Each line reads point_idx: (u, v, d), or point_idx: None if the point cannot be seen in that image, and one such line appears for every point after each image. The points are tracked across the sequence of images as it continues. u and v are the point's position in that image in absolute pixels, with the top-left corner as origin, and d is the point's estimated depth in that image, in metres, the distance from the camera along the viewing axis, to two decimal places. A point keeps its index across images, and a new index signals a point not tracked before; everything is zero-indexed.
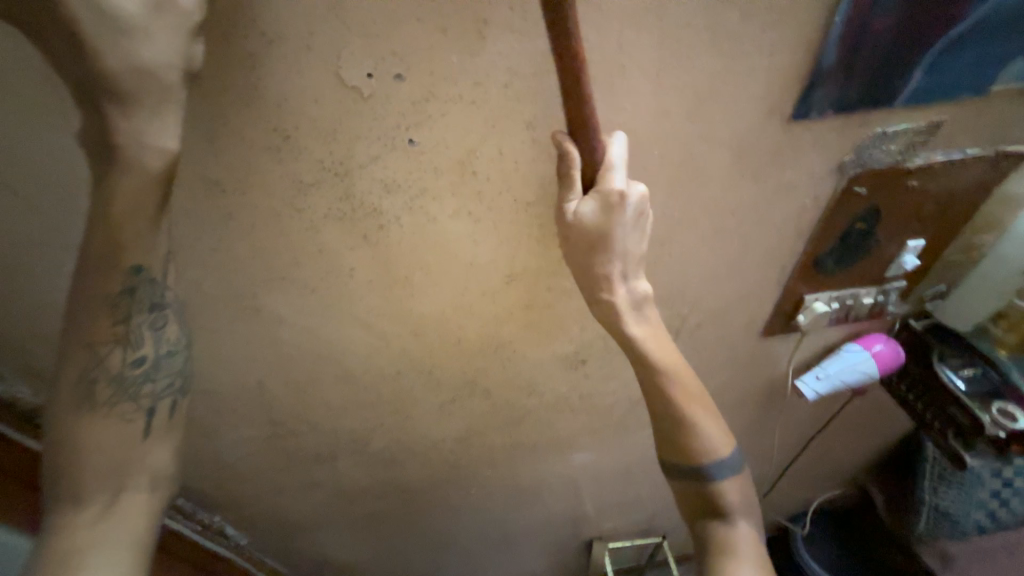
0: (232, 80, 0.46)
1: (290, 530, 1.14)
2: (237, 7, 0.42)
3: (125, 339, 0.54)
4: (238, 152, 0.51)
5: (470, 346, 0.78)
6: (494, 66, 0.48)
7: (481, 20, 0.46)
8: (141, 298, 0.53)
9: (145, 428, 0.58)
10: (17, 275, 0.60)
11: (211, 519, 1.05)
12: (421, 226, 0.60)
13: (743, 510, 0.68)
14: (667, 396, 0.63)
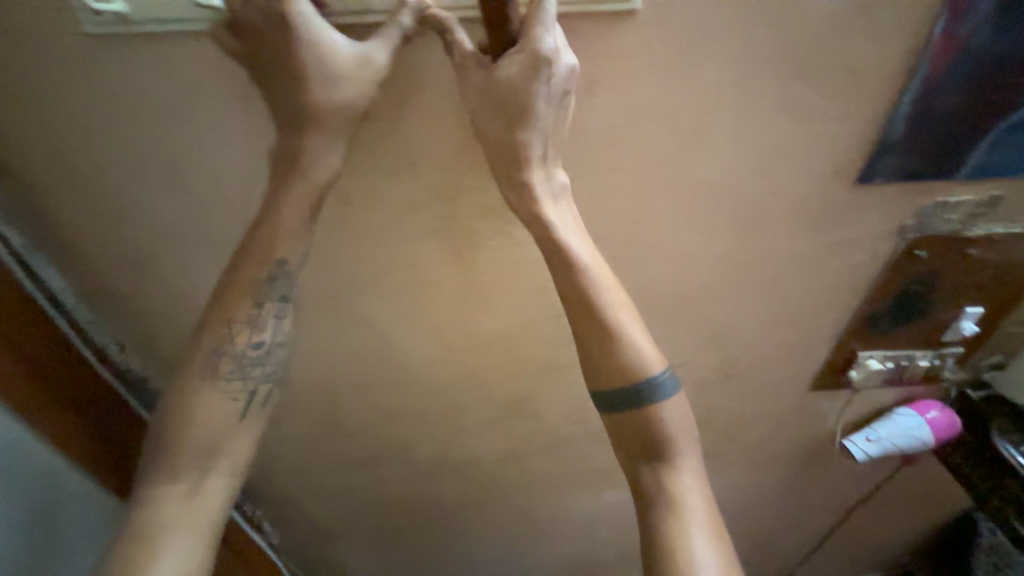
0: (379, 114, 0.55)
1: (318, 536, 1.15)
2: (402, 56, 0.51)
3: (254, 321, 0.62)
4: (370, 172, 0.59)
5: (527, 367, 0.83)
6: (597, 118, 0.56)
7: (597, 79, 0.53)
8: (276, 286, 0.60)
9: (243, 409, 0.64)
10: (147, 265, 0.66)
11: (255, 511, 1.07)
12: (507, 249, 0.67)
13: (689, 466, 0.62)
14: (582, 303, 0.56)
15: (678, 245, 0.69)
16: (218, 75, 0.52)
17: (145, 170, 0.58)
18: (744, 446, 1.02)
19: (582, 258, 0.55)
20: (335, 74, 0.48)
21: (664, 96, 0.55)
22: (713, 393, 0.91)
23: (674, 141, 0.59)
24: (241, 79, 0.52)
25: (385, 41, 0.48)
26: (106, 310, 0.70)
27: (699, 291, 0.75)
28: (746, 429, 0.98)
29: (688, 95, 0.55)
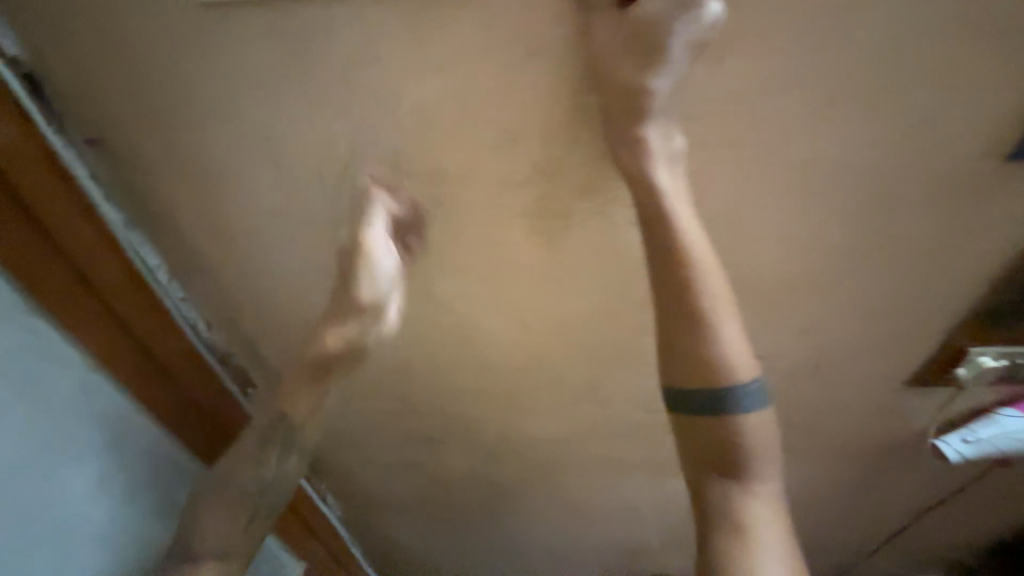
0: (482, 86, 0.51)
1: (378, 508, 1.19)
2: (517, 20, 0.47)
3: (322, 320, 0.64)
4: (467, 148, 0.56)
5: (605, 352, 0.80)
6: (723, 88, 0.51)
7: (731, 42, 0.48)
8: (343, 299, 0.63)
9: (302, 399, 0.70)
10: (238, 243, 0.66)
11: (320, 485, 1.12)
12: (602, 231, 0.64)
13: (762, 492, 0.58)
14: (681, 295, 0.51)
15: (786, 229, 0.64)
16: (321, 44, 0.49)
17: (241, 147, 0.56)
18: (819, 441, 0.98)
19: (690, 242, 0.50)
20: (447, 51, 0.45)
21: (801, 60, 0.49)
22: (796, 385, 0.86)
23: (802, 113, 0.53)
24: (345, 47, 0.49)
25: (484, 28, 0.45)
26: (197, 289, 0.71)
27: (800, 279, 0.70)
28: (825, 423, 0.94)
29: (828, 60, 0.49)
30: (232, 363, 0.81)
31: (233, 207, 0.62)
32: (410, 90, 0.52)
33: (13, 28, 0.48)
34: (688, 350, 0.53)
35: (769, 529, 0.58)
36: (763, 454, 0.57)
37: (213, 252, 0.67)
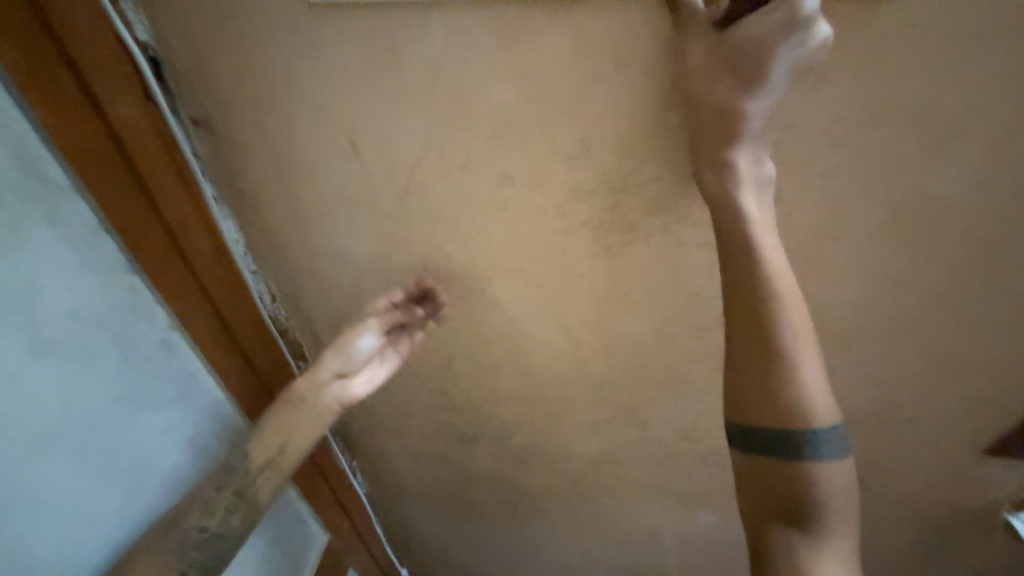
0: (566, 92, 0.51)
1: (401, 495, 1.21)
2: (611, 31, 0.47)
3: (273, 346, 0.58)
4: (541, 155, 0.56)
5: (651, 373, 0.78)
6: (819, 112, 0.48)
7: (835, 65, 0.45)
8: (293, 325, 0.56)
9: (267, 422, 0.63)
10: (312, 225, 0.69)
11: (351, 461, 1.14)
12: (667, 249, 0.62)
13: (835, 544, 0.53)
14: (755, 324, 0.49)
15: (870, 268, 0.60)
16: (415, 42, 0.50)
17: (328, 135, 0.59)
18: (877, 499, 0.90)
19: (772, 269, 0.47)
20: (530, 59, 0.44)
21: (915, 88, 0.46)
22: (858, 436, 0.80)
23: (906, 145, 0.50)
24: (438, 47, 0.50)
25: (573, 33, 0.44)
26: (268, 264, 0.75)
27: (879, 324, 0.65)
28: (886, 480, 0.86)
29: (945, 91, 0.46)
30: (291, 336, 0.85)
31: (312, 191, 0.65)
32: (494, 93, 0.52)
33: (146, 12, 0.52)
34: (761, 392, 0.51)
35: None
36: (837, 512, 0.53)
37: (289, 230, 0.70)
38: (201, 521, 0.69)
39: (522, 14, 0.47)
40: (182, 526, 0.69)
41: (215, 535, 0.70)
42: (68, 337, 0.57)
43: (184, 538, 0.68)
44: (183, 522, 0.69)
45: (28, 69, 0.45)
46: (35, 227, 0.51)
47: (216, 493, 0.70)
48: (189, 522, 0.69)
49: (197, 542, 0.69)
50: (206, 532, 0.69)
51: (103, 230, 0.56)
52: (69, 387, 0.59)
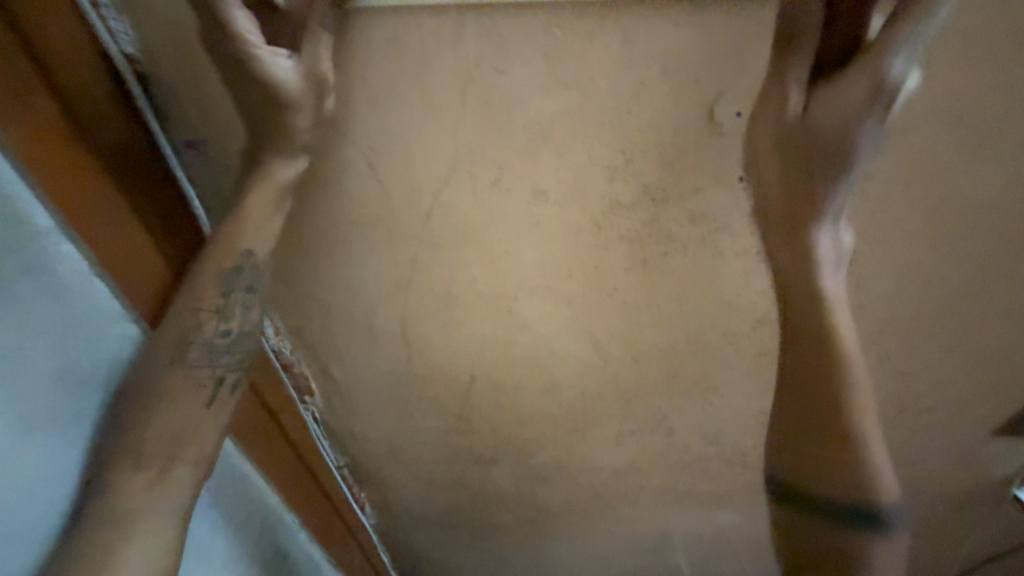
0: (610, 104, 0.49)
1: (408, 531, 1.11)
2: (660, 38, 0.45)
3: (220, 310, 0.53)
4: (579, 167, 0.53)
5: (682, 382, 0.76)
6: None
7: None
8: (242, 277, 0.53)
9: (209, 397, 0.54)
10: (325, 251, 0.64)
11: (358, 493, 1.03)
12: (704, 260, 0.60)
13: None
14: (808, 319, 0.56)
15: (901, 265, 0.61)
16: (450, 53, 0.46)
17: (346, 154, 0.54)
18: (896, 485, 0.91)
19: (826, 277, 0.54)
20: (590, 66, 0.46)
21: (953, 90, 0.48)
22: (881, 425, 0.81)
23: (942, 143, 0.52)
24: (474, 59, 0.47)
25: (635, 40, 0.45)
26: (274, 296, 0.69)
27: (905, 317, 0.66)
28: (903, 467, 0.88)
29: (978, 93, 0.48)
30: (295, 371, 0.80)
31: (327, 215, 0.60)
32: (534, 106, 0.49)
33: (132, 24, 0.46)
34: (827, 429, 0.59)
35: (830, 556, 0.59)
36: None
37: (298, 257, 0.65)
38: (222, 327, 0.54)
39: (567, 22, 0.44)
40: (195, 340, 0.52)
41: (243, 334, 0.56)
42: (57, 411, 0.47)
43: (208, 354, 0.53)
44: (199, 338, 0.52)
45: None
46: (17, 280, 0.42)
47: (228, 295, 0.53)
48: (205, 334, 0.53)
49: (225, 349, 0.54)
50: (233, 335, 0.55)
51: (94, 278, 0.47)
52: (55, 471, 0.48)
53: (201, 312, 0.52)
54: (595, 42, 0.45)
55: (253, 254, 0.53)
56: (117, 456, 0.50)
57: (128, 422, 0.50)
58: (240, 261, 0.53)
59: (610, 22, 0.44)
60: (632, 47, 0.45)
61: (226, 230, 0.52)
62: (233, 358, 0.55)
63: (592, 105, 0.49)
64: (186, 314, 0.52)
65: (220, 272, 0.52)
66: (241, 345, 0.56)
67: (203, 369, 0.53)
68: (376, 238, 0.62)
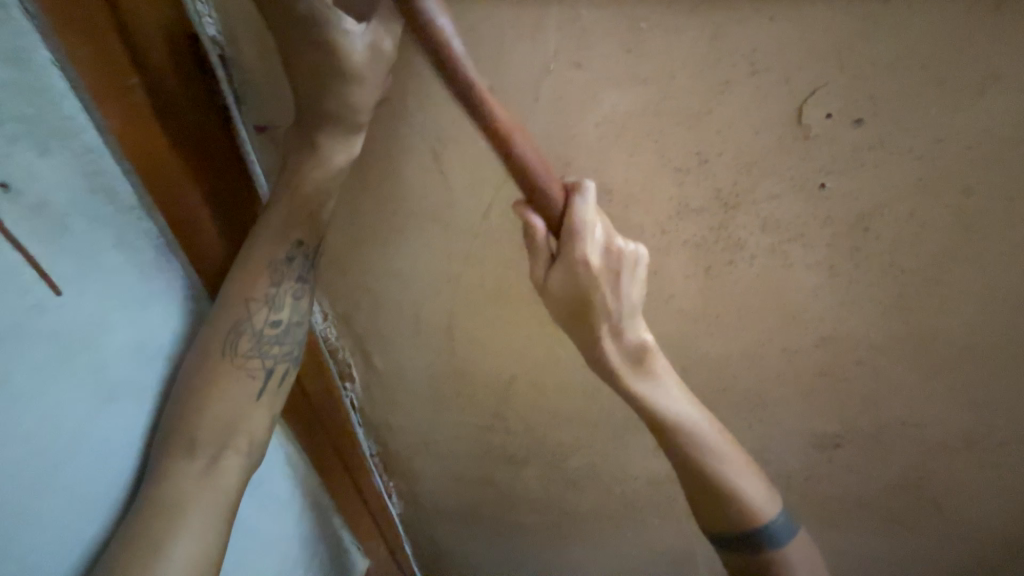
0: (692, 101, 0.46)
1: (431, 523, 1.12)
2: (752, 36, 0.43)
3: (272, 300, 0.53)
4: (649, 167, 0.51)
5: (731, 397, 0.73)
6: (973, 123, 0.46)
7: (989, 75, 0.43)
8: (294, 267, 0.53)
9: (259, 388, 0.53)
10: (380, 241, 0.64)
11: (386, 483, 1.03)
12: (771, 270, 0.57)
13: None
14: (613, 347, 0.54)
15: (989, 287, 0.57)
16: (527, 45, 0.45)
17: (412, 144, 0.54)
18: (953, 522, 0.86)
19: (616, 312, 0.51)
20: (677, 60, 0.44)
21: None
22: (943, 456, 0.76)
23: None
24: (552, 51, 0.45)
25: (727, 32, 0.43)
26: (325, 283, 0.70)
27: (985, 344, 0.62)
28: (962, 503, 0.83)
29: None
30: (338, 358, 0.80)
31: (386, 205, 0.60)
32: (610, 102, 0.47)
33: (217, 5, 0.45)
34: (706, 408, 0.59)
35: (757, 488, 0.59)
36: None
37: (353, 246, 0.65)
38: (273, 316, 0.53)
39: (654, 14, 0.42)
40: (246, 331, 0.51)
41: (293, 324, 0.55)
42: (130, 384, 0.48)
43: (260, 344, 0.53)
44: (250, 328, 0.52)
45: (98, 64, 0.39)
46: (102, 251, 0.43)
47: (279, 284, 0.53)
48: (257, 324, 0.52)
49: (276, 339, 0.54)
50: (283, 324, 0.54)
51: (171, 252, 0.49)
52: (120, 448, 0.48)
53: (253, 302, 0.52)
54: (685, 33, 0.43)
55: (304, 244, 0.52)
56: (171, 435, 0.50)
57: (183, 407, 0.50)
58: (292, 249, 0.52)
59: (703, 14, 0.42)
60: (726, 40, 0.43)
61: (281, 214, 0.51)
62: (283, 348, 0.55)
63: (673, 101, 0.47)
64: (237, 303, 0.51)
65: (272, 260, 0.52)
66: (290, 335, 0.55)
67: (254, 360, 0.53)
68: (431, 231, 0.61)
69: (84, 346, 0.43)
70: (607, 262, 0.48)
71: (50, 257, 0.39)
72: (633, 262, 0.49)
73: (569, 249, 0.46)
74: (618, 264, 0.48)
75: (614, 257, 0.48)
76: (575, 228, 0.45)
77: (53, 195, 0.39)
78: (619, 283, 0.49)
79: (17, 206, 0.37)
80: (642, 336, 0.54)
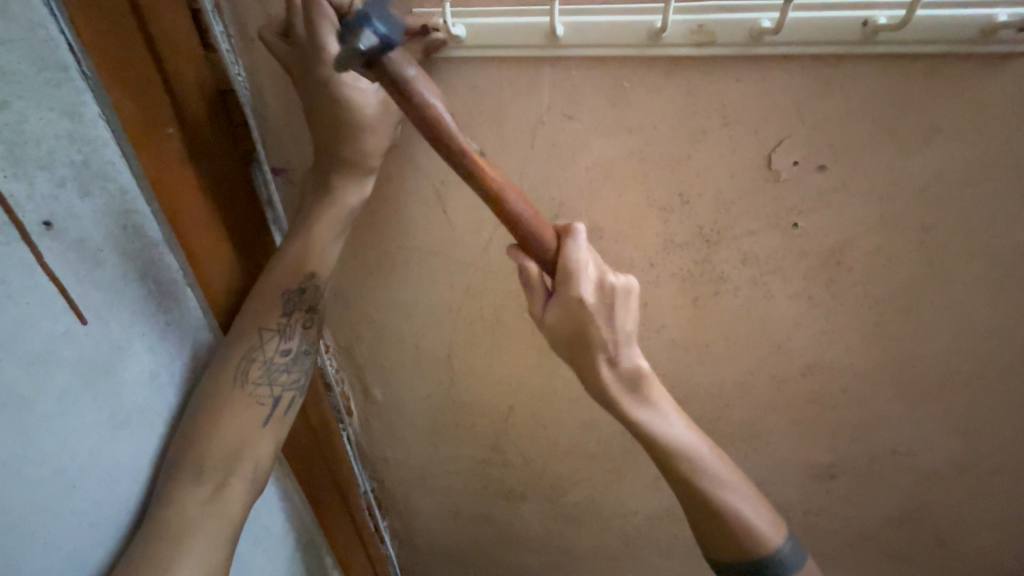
0: (672, 148, 0.52)
1: (426, 565, 1.08)
2: (724, 92, 0.48)
3: (283, 329, 0.55)
4: (636, 206, 0.56)
5: (725, 426, 0.74)
6: (926, 168, 0.51)
7: (935, 126, 0.49)
8: (305, 298, 0.55)
9: (265, 416, 0.54)
10: (384, 275, 0.67)
11: (377, 524, 1.01)
12: (755, 301, 0.61)
13: None
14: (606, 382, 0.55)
15: (961, 316, 0.60)
16: (525, 99, 0.51)
17: (418, 186, 0.59)
18: (957, 556, 0.85)
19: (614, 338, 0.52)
20: (656, 113, 0.50)
21: (1013, 149, 0.49)
22: (939, 486, 0.77)
23: (1004, 199, 0.52)
24: (546, 105, 0.51)
25: (699, 90, 0.48)
26: (329, 315, 0.72)
27: (964, 371, 0.65)
28: (963, 535, 0.82)
29: None
30: (338, 390, 0.81)
31: (392, 242, 0.64)
32: (599, 149, 0.52)
33: (246, 66, 0.50)
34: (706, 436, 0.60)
35: (760, 515, 0.59)
36: None
37: (358, 279, 0.68)
38: (283, 345, 0.55)
39: (636, 75, 0.48)
40: (257, 358, 0.54)
41: (301, 353, 0.57)
42: (142, 412, 0.49)
43: (269, 372, 0.54)
44: (261, 356, 0.54)
45: (143, 119, 0.44)
46: (127, 283, 0.46)
47: (290, 314, 0.55)
48: (267, 352, 0.54)
49: (284, 367, 0.56)
50: (292, 353, 0.56)
51: (187, 286, 0.51)
52: (128, 475, 0.49)
53: (265, 330, 0.54)
54: (662, 91, 0.49)
55: (316, 276, 0.55)
56: (176, 464, 0.51)
57: (190, 437, 0.51)
58: (304, 282, 0.55)
59: (678, 75, 0.48)
60: (699, 96, 0.48)
61: (293, 249, 0.54)
62: (291, 377, 0.56)
63: (655, 148, 0.52)
64: (251, 333, 0.54)
65: (285, 292, 0.54)
66: (298, 364, 0.57)
67: (263, 388, 0.54)
68: (434, 265, 0.65)
69: (100, 373, 0.45)
70: (600, 297, 0.50)
71: (79, 289, 0.42)
72: (625, 295, 0.51)
73: (563, 285, 0.49)
74: (611, 298, 0.50)
75: (607, 291, 0.50)
76: (568, 263, 0.48)
77: (88, 232, 0.42)
78: (613, 318, 0.51)
79: (58, 242, 0.40)
80: (640, 364, 0.55)
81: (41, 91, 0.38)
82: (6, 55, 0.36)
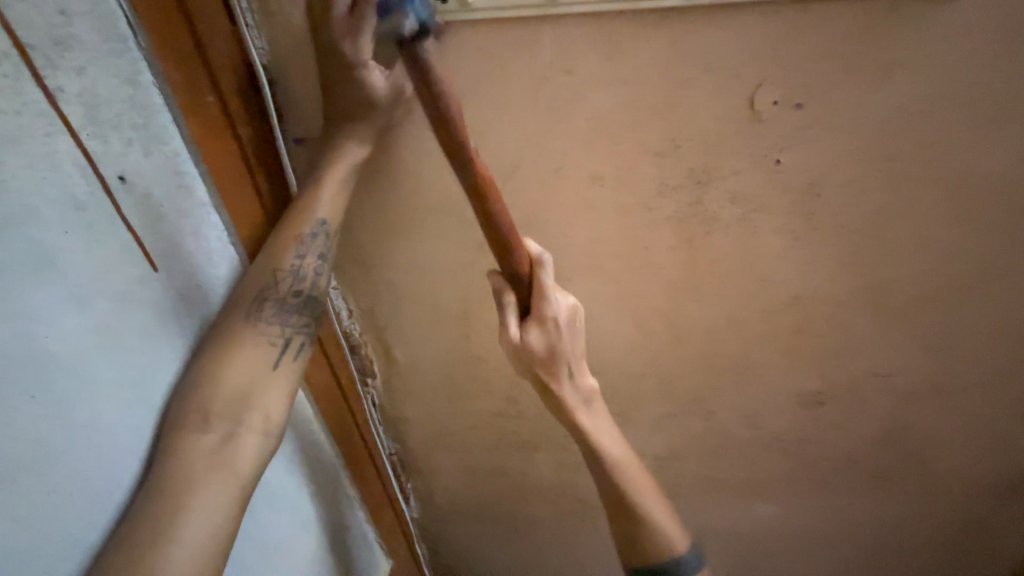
0: (662, 95, 0.57)
1: (448, 521, 1.15)
2: (707, 40, 0.53)
3: (294, 272, 0.59)
4: (631, 152, 0.61)
5: (721, 361, 0.81)
6: (889, 102, 0.57)
7: (897, 62, 0.55)
8: (314, 244, 0.59)
9: (276, 358, 0.59)
10: (400, 235, 0.72)
11: (404, 482, 1.08)
12: (743, 237, 0.67)
13: None
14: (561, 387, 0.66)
15: (927, 240, 0.67)
16: (527, 55, 0.55)
17: (429, 145, 0.63)
18: (934, 472, 0.94)
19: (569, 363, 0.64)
20: (648, 62, 0.55)
21: (964, 81, 0.56)
22: (914, 406, 0.85)
23: (959, 128, 0.59)
24: (546, 60, 0.55)
25: (685, 39, 0.53)
26: (349, 278, 0.77)
27: (932, 293, 0.72)
28: (939, 451, 0.91)
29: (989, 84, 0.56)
30: (361, 351, 0.86)
31: (406, 202, 0.69)
32: (595, 99, 0.58)
33: (268, 39, 0.54)
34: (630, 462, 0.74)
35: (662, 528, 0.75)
36: None
37: (375, 242, 0.73)
38: (295, 287, 0.59)
39: (629, 27, 0.53)
40: (270, 297, 0.58)
41: (311, 298, 0.61)
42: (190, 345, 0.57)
43: (280, 312, 0.59)
44: (275, 295, 0.58)
45: (184, 83, 0.49)
46: (184, 237, 0.54)
47: (302, 258, 0.59)
48: (280, 292, 0.59)
49: (295, 309, 0.60)
50: (302, 296, 0.60)
51: (231, 243, 0.59)
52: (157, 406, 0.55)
53: (280, 271, 0.58)
54: (653, 41, 0.54)
55: (326, 224, 0.59)
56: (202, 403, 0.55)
57: (211, 380, 0.56)
58: (316, 228, 0.58)
59: (666, 25, 0.53)
60: (686, 44, 0.54)
61: (304, 203, 0.58)
62: (300, 320, 0.60)
63: (647, 96, 0.57)
64: (266, 273, 0.58)
65: (297, 237, 0.58)
66: (307, 309, 0.61)
67: (274, 328, 0.59)
68: (448, 222, 0.70)
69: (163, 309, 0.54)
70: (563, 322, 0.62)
71: (147, 236, 0.51)
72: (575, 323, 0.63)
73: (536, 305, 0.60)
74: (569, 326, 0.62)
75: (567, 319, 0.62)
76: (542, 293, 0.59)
77: (153, 188, 0.50)
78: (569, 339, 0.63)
79: (131, 195, 0.49)
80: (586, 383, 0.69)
81: (109, 60, 0.44)
82: (80, 27, 0.42)
